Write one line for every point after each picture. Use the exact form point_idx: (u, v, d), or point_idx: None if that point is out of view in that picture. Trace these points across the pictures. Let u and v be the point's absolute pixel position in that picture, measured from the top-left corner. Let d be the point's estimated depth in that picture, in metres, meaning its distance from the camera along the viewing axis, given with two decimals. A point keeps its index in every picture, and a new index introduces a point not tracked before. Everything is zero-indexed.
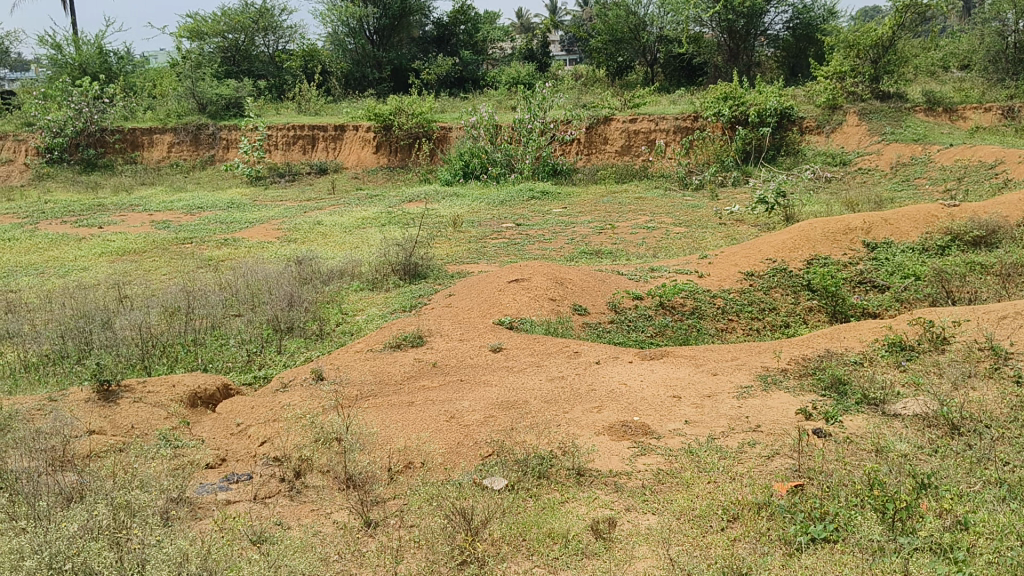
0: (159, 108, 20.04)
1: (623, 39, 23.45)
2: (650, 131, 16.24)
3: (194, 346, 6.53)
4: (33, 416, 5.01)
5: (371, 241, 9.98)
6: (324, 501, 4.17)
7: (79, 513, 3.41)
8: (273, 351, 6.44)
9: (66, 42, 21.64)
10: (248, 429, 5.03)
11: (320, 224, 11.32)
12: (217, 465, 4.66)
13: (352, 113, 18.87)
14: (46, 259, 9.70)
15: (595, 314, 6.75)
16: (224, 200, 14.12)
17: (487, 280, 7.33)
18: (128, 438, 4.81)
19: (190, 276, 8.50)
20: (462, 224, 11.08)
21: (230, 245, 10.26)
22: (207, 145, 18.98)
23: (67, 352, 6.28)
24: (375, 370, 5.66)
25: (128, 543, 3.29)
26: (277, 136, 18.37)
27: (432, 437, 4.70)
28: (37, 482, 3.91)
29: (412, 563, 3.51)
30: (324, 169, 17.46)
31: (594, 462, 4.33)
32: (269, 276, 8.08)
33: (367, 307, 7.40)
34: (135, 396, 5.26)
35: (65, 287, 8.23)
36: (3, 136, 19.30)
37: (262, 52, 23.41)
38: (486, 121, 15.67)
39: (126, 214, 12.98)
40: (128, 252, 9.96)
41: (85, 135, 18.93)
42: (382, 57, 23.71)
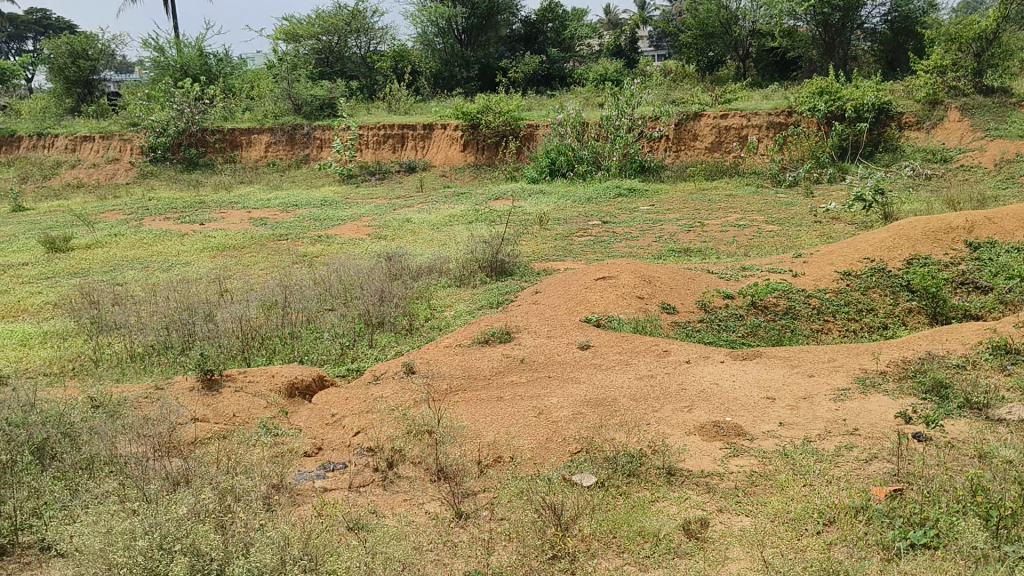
0: (256, 109, 20.65)
1: (713, 33, 23.07)
2: (742, 127, 15.94)
3: (290, 338, 6.72)
4: (141, 403, 5.25)
5: (459, 238, 10.10)
6: (416, 491, 4.26)
7: (186, 496, 3.54)
8: (365, 345, 6.58)
9: (168, 45, 22.52)
10: (343, 419, 5.17)
11: (409, 222, 11.50)
12: (314, 454, 4.79)
13: (440, 112, 19.06)
14: (152, 254, 10.13)
15: (684, 313, 6.67)
16: (317, 198, 14.48)
17: (575, 277, 7.33)
18: (230, 425, 4.99)
19: (286, 272, 8.74)
20: (549, 222, 11.10)
21: (323, 241, 10.52)
22: (301, 144, 19.43)
23: (172, 343, 6.57)
24: (464, 364, 5.73)
25: (233, 526, 3.42)
26: (368, 135, 18.73)
27: (521, 432, 4.74)
28: (146, 466, 4.09)
29: (504, 555, 3.55)
30: (412, 167, 17.74)
31: (685, 462, 4.30)
32: (360, 272, 8.24)
33: (455, 303, 7.51)
34: (236, 386, 5.47)
35: (169, 281, 8.56)
36: (110, 136, 20.16)
37: (354, 53, 23.83)
38: (574, 118, 15.66)
39: (225, 212, 13.42)
40: (228, 248, 10.28)
41: (186, 136, 19.68)
42: (469, 57, 23.89)
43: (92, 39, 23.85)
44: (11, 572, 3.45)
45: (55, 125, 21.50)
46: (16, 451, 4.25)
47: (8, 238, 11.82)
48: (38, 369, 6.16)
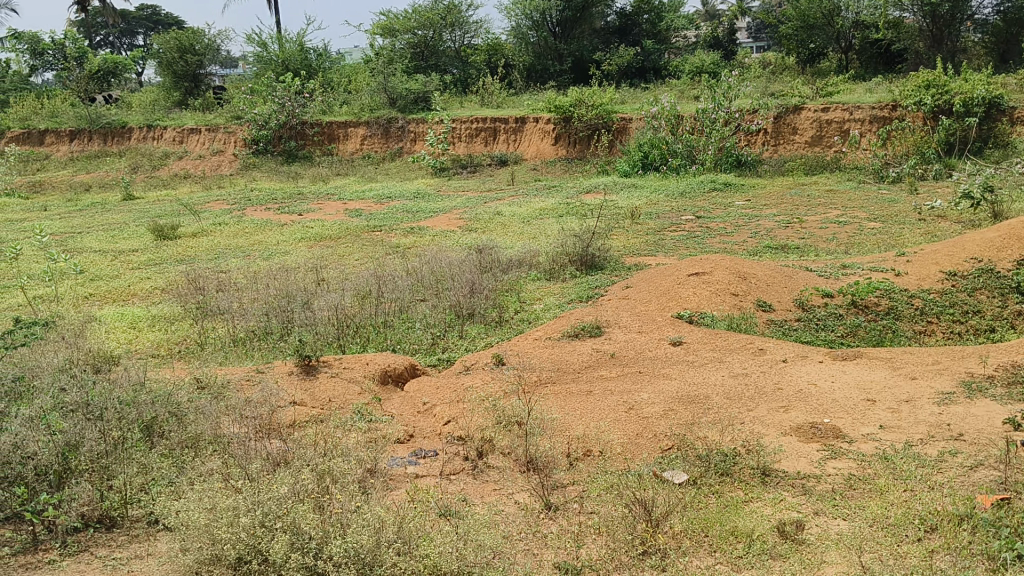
0: (353, 103, 21.08)
1: (814, 25, 22.42)
2: (844, 121, 15.36)
3: (383, 327, 6.85)
4: (243, 385, 5.45)
5: (549, 231, 10.11)
6: (505, 481, 4.29)
7: (287, 477, 3.66)
8: (456, 336, 6.66)
9: (271, 40, 23.25)
10: (434, 408, 5.25)
11: (499, 214, 11.58)
12: (406, 441, 4.87)
13: (532, 105, 19.07)
14: (253, 243, 10.48)
15: (781, 311, 6.54)
16: (411, 190, 14.69)
17: (667, 272, 7.26)
18: (326, 409, 5.15)
19: (380, 262, 8.92)
20: (640, 216, 11.02)
21: (416, 232, 10.69)
22: (395, 138, 19.73)
23: (272, 329, 6.80)
24: (553, 358, 5.74)
25: (331, 507, 3.52)
26: (460, 128, 18.92)
27: (611, 427, 4.72)
28: (248, 447, 4.23)
29: (594, 549, 3.54)
30: (504, 160, 17.83)
31: (780, 463, 4.22)
32: (452, 263, 8.31)
33: (545, 296, 7.54)
34: (332, 373, 5.64)
35: (270, 269, 8.84)
36: (215, 129, 20.92)
37: (449, 47, 24.12)
38: (667, 111, 15.51)
39: (322, 203, 13.76)
40: (324, 239, 10.54)
41: (287, 129, 20.28)
42: (563, 50, 23.84)
43: (199, 34, 24.77)
44: (121, 544, 3.63)
45: (164, 117, 22.41)
46: (127, 427, 4.41)
47: (120, 225, 12.39)
48: (148, 351, 6.45)
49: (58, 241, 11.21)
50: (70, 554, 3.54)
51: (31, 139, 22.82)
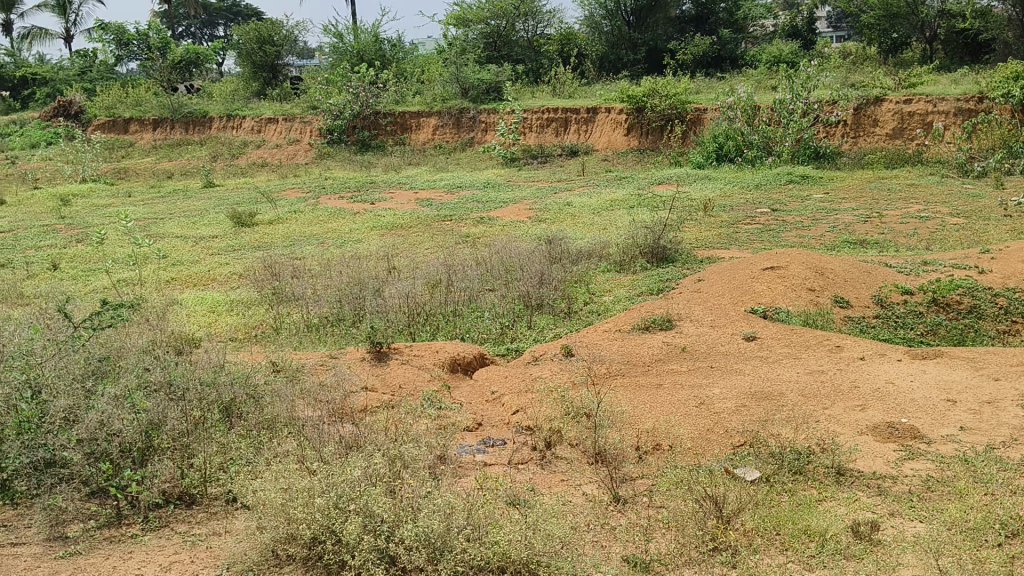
0: (426, 93, 21.22)
1: (898, 14, 21.78)
2: (927, 113, 14.81)
3: (453, 316, 6.91)
4: (317, 369, 5.58)
5: (619, 223, 10.03)
6: (574, 472, 4.28)
7: (360, 460, 3.72)
8: (524, 326, 6.67)
9: (347, 31, 23.60)
10: (502, 397, 5.27)
11: (570, 205, 11.54)
12: (475, 429, 4.90)
13: (605, 96, 18.91)
14: (327, 231, 10.66)
15: (859, 308, 6.38)
16: (481, 180, 14.76)
17: (740, 266, 7.14)
18: (397, 395, 5.22)
19: (450, 251, 8.99)
20: (714, 208, 10.85)
21: (485, 222, 10.73)
22: (467, 128, 19.76)
23: (344, 316, 6.92)
24: (623, 350, 5.71)
25: (402, 491, 3.57)
26: (532, 119, 18.89)
27: (682, 422, 4.67)
28: (322, 430, 4.33)
29: (662, 544, 3.51)
30: (575, 151, 17.76)
31: (855, 462, 4.12)
32: (521, 253, 8.30)
33: (614, 288, 7.50)
34: (403, 360, 5.72)
35: (342, 257, 8.98)
36: (291, 118, 21.34)
37: (522, 37, 24.13)
38: (743, 102, 15.25)
39: (394, 192, 13.93)
40: (396, 228, 10.65)
41: (361, 119, 20.60)
42: (637, 39, 23.62)
43: (277, 26, 25.21)
44: (200, 521, 3.74)
45: (243, 107, 22.91)
46: (207, 408, 4.55)
47: (200, 212, 12.74)
48: (227, 334, 6.64)
49: (142, 227, 11.58)
50: (152, 529, 3.66)
51: (117, 127, 23.65)
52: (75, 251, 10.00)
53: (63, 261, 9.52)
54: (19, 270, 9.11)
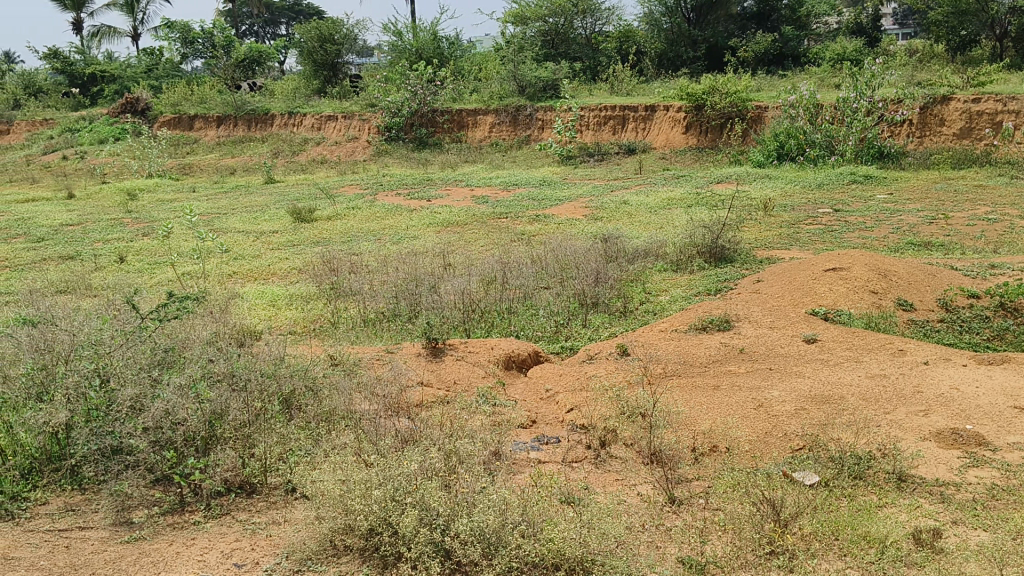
0: (484, 91, 21.31)
1: (967, 10, 21.20)
2: (996, 112, 14.36)
3: (507, 313, 6.92)
4: (374, 364, 5.65)
5: (677, 222, 9.94)
6: (629, 472, 4.26)
7: (416, 454, 3.76)
8: (579, 325, 6.65)
9: (406, 29, 23.83)
10: (557, 395, 5.27)
11: (626, 204, 11.47)
12: (529, 426, 4.91)
13: (663, 93, 18.76)
14: (384, 227, 10.77)
15: (923, 311, 6.23)
16: (537, 178, 14.77)
17: (800, 266, 7.03)
18: (452, 391, 5.26)
19: (506, 248, 9.01)
20: (774, 208, 10.69)
21: (541, 220, 10.74)
22: (524, 125, 19.75)
23: (400, 311, 6.99)
24: (680, 350, 5.66)
25: (457, 486, 3.60)
26: (589, 116, 18.84)
27: (740, 423, 4.61)
28: (378, 424, 4.37)
29: (718, 546, 3.47)
30: (632, 149, 17.65)
31: (918, 468, 4.03)
32: (577, 251, 8.27)
33: (671, 288, 7.44)
34: (458, 356, 5.76)
35: (399, 253, 9.07)
36: (350, 116, 21.61)
37: (580, 34, 24.11)
38: (806, 100, 15.01)
39: (451, 189, 14.01)
40: (452, 225, 10.70)
41: (419, 116, 20.77)
42: (697, 36, 23.40)
43: (338, 24, 25.53)
44: (260, 510, 3.80)
45: (303, 104, 23.25)
46: (268, 399, 4.64)
47: (261, 207, 12.96)
48: (286, 328, 6.75)
49: (205, 222, 11.83)
50: (213, 517, 3.74)
51: (182, 124, 24.20)
52: (141, 244, 10.26)
53: (130, 254, 9.77)
54: (88, 262, 9.36)
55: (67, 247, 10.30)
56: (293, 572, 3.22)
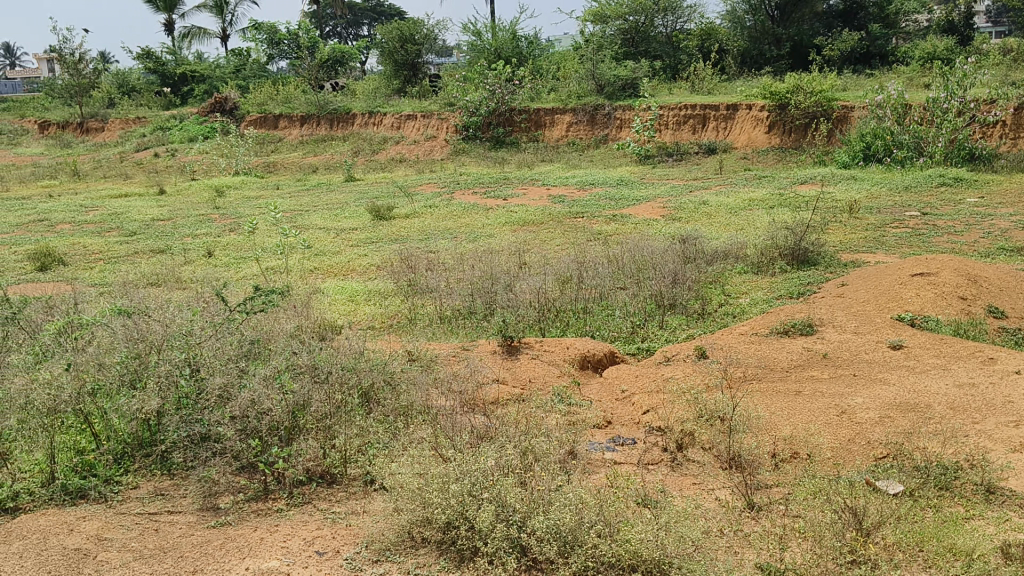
0: (561, 90, 21.32)
1: None
2: None
3: (583, 313, 6.92)
4: (450, 360, 5.72)
5: (758, 223, 9.78)
6: (706, 476, 4.20)
7: (492, 451, 3.79)
8: (656, 326, 6.60)
9: (485, 28, 24.03)
10: (632, 396, 5.24)
11: (706, 204, 11.32)
12: (604, 427, 4.89)
13: (745, 92, 18.44)
14: (461, 225, 10.87)
15: (1015, 319, 5.99)
16: (615, 178, 14.69)
17: (887, 270, 6.85)
18: (528, 389, 5.28)
19: (582, 248, 8.99)
20: (859, 210, 10.42)
21: (618, 220, 10.68)
22: (602, 125, 19.67)
23: (475, 309, 7.04)
24: (761, 354, 5.56)
25: (533, 483, 3.61)
26: (669, 115, 18.65)
27: (821, 430, 4.51)
28: (455, 420, 4.42)
29: (797, 553, 3.39)
30: (712, 149, 17.40)
31: (1009, 481, 3.87)
32: (654, 251, 8.20)
33: (752, 291, 7.33)
34: (534, 355, 5.79)
35: (475, 251, 9.13)
36: (429, 115, 21.88)
37: (660, 32, 23.96)
38: (894, 99, 14.58)
39: (527, 188, 14.05)
40: (528, 224, 10.72)
41: (496, 115, 20.88)
42: (781, 34, 22.95)
43: (418, 24, 25.87)
44: (339, 499, 3.88)
45: (384, 104, 23.61)
46: (348, 392, 4.74)
47: (341, 205, 13.21)
48: (366, 323, 6.89)
49: (288, 218, 12.12)
50: (295, 504, 3.83)
51: (266, 122, 24.83)
52: (227, 239, 10.58)
53: (217, 248, 10.09)
54: (177, 256, 9.69)
55: (158, 241, 10.67)
56: (372, 560, 3.28)
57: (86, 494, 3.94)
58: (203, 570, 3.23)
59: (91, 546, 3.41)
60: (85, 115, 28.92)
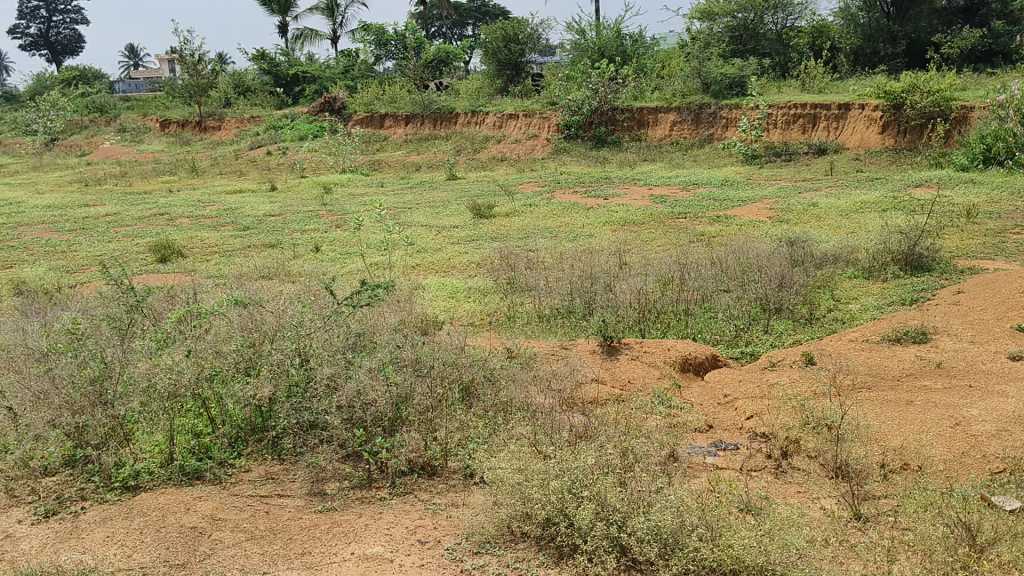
0: (666, 88, 21.07)
1: None
2: None
3: (684, 315, 6.83)
4: (549, 359, 5.75)
5: (870, 226, 9.47)
6: (811, 485, 4.10)
7: (591, 449, 3.79)
8: (761, 330, 6.47)
9: (590, 27, 23.99)
10: (735, 401, 5.15)
11: (815, 206, 11.01)
12: (706, 431, 4.82)
13: (858, 91, 17.80)
14: (561, 224, 10.89)
15: None
16: (719, 178, 14.46)
17: (1007, 278, 6.52)
18: (627, 390, 5.26)
19: (684, 249, 8.89)
20: (979, 214, 9.92)
21: (722, 221, 10.48)
22: (706, 124, 19.31)
23: (574, 308, 7.03)
24: (871, 362, 5.38)
25: (633, 484, 3.59)
26: (777, 114, 18.22)
27: (934, 441, 4.33)
28: (554, 418, 4.44)
29: (906, 566, 3.26)
30: (822, 149, 16.91)
31: None
32: (760, 253, 8.02)
33: (862, 296, 7.09)
34: (634, 355, 5.76)
35: (575, 250, 9.13)
36: (531, 114, 21.99)
37: (770, 29, 23.43)
38: (1018, 99, 13.81)
39: (629, 188, 13.97)
40: (629, 223, 10.66)
41: (599, 114, 20.83)
42: (897, 31, 22.03)
43: (522, 24, 25.99)
44: (440, 491, 3.95)
45: (487, 103, 23.83)
46: (449, 386, 4.82)
47: (443, 203, 13.41)
48: (466, 319, 7.00)
49: (392, 215, 12.39)
50: (398, 494, 3.91)
51: (372, 121, 25.42)
52: (334, 235, 10.91)
53: (325, 243, 10.40)
54: (288, 250, 10.04)
55: (269, 236, 11.08)
56: (473, 552, 3.33)
57: (202, 475, 4.12)
58: (311, 553, 3.34)
59: (206, 525, 3.58)
60: (203, 114, 30.21)
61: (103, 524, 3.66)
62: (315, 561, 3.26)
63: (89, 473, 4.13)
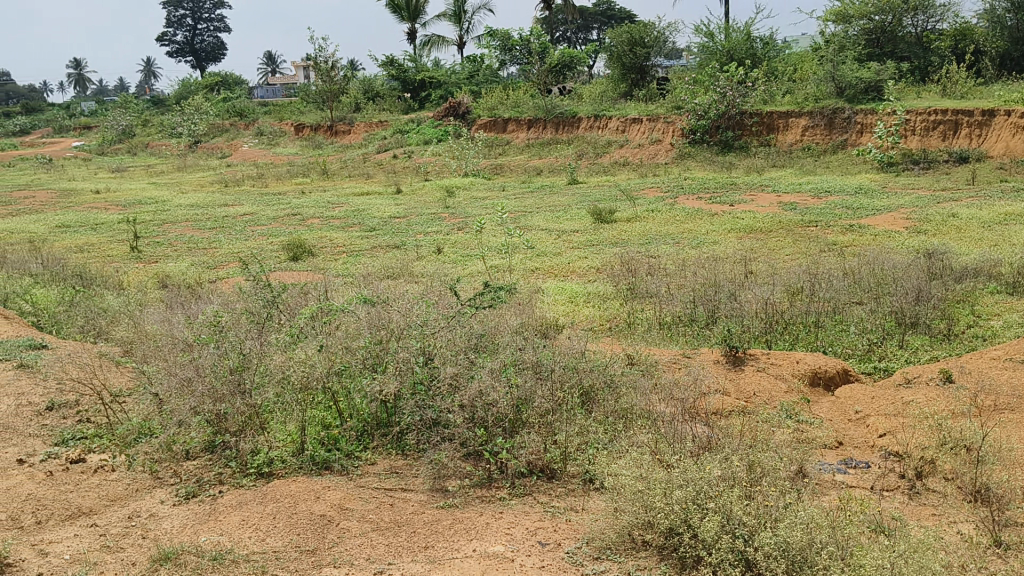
0: (798, 92, 20.45)
1: None
2: None
3: (813, 327, 6.62)
4: (671, 368, 5.69)
5: (1018, 239, 8.93)
6: (949, 508, 3.89)
7: (716, 461, 3.72)
8: (895, 345, 6.19)
9: (718, 30, 23.52)
10: (867, 418, 4.96)
11: (956, 217, 10.46)
12: (835, 447, 4.67)
13: (1006, 96, 16.79)
14: (684, 230, 10.74)
15: None
16: (852, 185, 13.94)
17: None
18: (753, 402, 5.15)
19: (814, 259, 8.61)
20: None
21: (855, 230, 10.10)
22: (840, 129, 18.62)
23: (696, 317, 6.91)
24: (1015, 381, 5.08)
25: (759, 497, 3.50)
26: (916, 120, 17.36)
27: None
28: (676, 427, 4.38)
29: None
30: (964, 158, 16.07)
31: None
32: (896, 265, 7.69)
33: (1007, 312, 6.69)
34: (760, 367, 5.64)
35: (698, 257, 8.99)
36: (655, 118, 21.78)
37: (909, 31, 22.41)
38: None
39: (756, 194, 13.61)
40: (755, 231, 10.43)
41: (725, 119, 20.42)
42: None
43: (649, 27, 25.70)
44: (559, 495, 3.96)
45: (609, 108, 23.73)
46: (570, 390, 4.83)
47: (565, 207, 13.45)
48: (587, 324, 7.00)
49: (513, 219, 12.51)
50: (517, 495, 3.95)
51: (496, 125, 25.75)
52: (457, 237, 11.12)
53: (447, 245, 10.62)
54: (411, 251, 10.31)
55: (395, 237, 11.38)
56: (593, 557, 3.34)
57: (331, 466, 4.26)
58: (433, 547, 3.41)
59: (334, 514, 3.70)
60: (334, 118, 31.30)
61: (239, 508, 3.84)
62: (438, 556, 3.33)
63: (226, 458, 4.35)
